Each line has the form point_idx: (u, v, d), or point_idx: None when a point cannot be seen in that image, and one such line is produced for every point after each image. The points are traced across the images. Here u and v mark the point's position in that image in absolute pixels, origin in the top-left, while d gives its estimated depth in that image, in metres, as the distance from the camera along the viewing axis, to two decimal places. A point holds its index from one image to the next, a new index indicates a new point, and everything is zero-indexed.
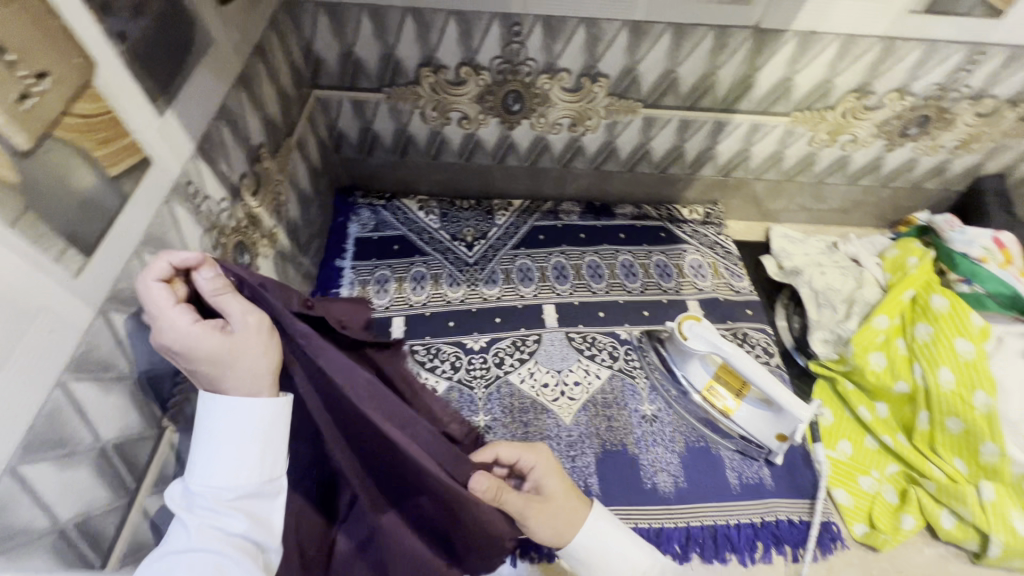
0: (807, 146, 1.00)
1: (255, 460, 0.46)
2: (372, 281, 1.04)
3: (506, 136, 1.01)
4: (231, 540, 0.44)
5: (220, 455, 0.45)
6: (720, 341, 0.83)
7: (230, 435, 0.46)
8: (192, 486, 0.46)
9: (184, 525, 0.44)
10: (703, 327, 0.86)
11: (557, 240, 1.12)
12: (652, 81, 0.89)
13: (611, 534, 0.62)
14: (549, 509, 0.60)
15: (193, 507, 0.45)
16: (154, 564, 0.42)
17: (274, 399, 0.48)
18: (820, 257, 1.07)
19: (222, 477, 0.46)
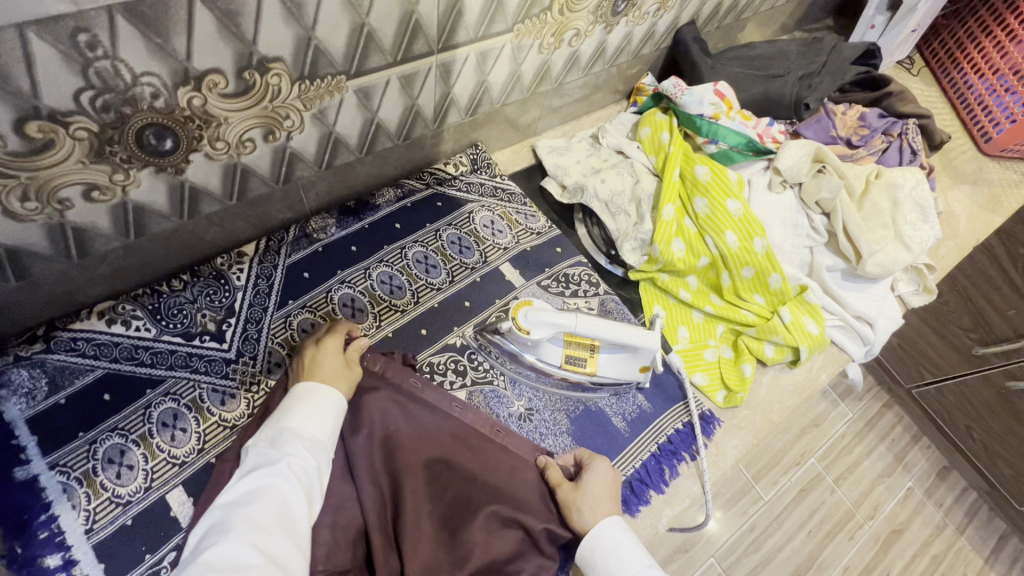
0: (539, 55, 0.89)
1: (326, 429, 0.65)
2: (99, 467, 0.68)
3: (178, 184, 0.67)
4: (300, 478, 0.60)
5: (314, 417, 0.65)
6: (560, 318, 0.77)
7: (321, 409, 0.66)
8: (296, 421, 0.64)
9: (278, 452, 0.61)
10: (537, 312, 0.77)
11: (328, 270, 0.87)
12: (343, 44, 0.64)
13: (618, 549, 0.67)
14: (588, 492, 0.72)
15: (285, 443, 0.62)
16: (255, 480, 0.58)
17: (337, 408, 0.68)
18: (591, 161, 1.04)
19: (310, 428, 0.64)
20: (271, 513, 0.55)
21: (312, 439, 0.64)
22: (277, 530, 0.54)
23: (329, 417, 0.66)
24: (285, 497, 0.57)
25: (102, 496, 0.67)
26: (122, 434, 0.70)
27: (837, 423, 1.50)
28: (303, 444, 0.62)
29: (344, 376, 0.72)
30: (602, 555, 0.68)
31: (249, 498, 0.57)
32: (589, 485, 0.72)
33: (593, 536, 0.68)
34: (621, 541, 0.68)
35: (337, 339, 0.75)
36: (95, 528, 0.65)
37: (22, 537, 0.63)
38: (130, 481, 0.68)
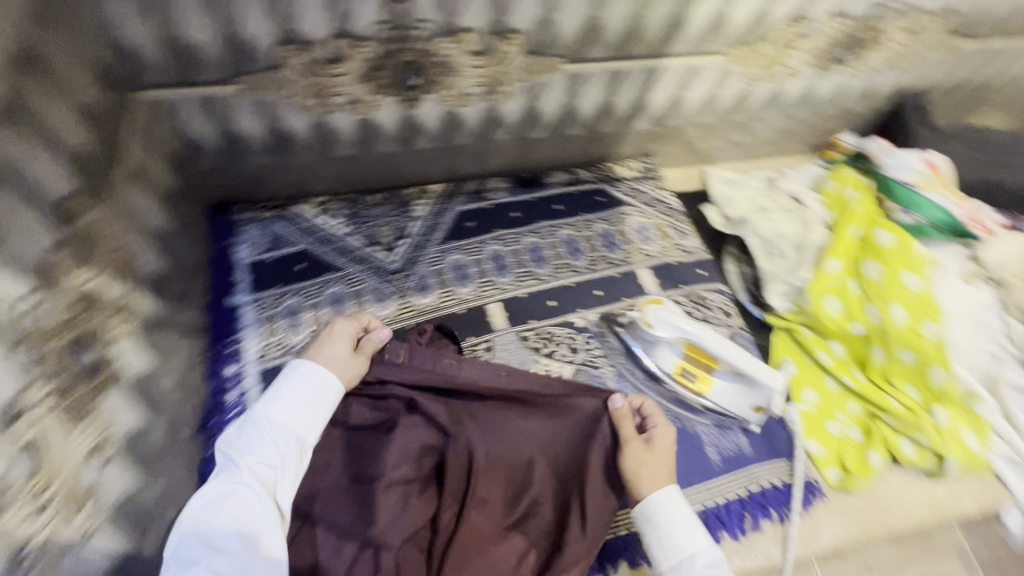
0: (742, 84, 0.92)
1: (307, 424, 0.64)
2: (280, 316, 0.85)
3: (409, 116, 0.83)
4: (263, 480, 0.60)
5: (300, 407, 0.64)
6: (687, 324, 0.78)
7: (298, 398, 0.65)
8: (270, 414, 0.64)
9: (252, 447, 0.61)
10: (666, 313, 0.79)
11: (488, 226, 0.98)
12: (574, 31, 0.74)
13: (679, 521, 0.64)
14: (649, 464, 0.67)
15: (255, 440, 0.61)
16: (221, 484, 0.59)
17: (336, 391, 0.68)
18: (761, 199, 1.03)
19: (292, 421, 0.64)
20: (236, 516, 0.57)
21: (287, 435, 0.63)
22: (235, 535, 0.56)
23: (304, 408, 0.65)
24: (247, 498, 0.58)
25: (275, 337, 0.84)
26: (302, 298, 0.87)
27: None
28: (278, 440, 0.62)
29: (347, 360, 0.70)
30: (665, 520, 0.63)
31: (213, 499, 0.58)
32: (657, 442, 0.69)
33: (653, 503, 0.64)
34: (686, 517, 0.64)
35: (347, 324, 0.73)
36: (265, 358, 0.82)
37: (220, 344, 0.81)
38: (297, 335, 0.84)
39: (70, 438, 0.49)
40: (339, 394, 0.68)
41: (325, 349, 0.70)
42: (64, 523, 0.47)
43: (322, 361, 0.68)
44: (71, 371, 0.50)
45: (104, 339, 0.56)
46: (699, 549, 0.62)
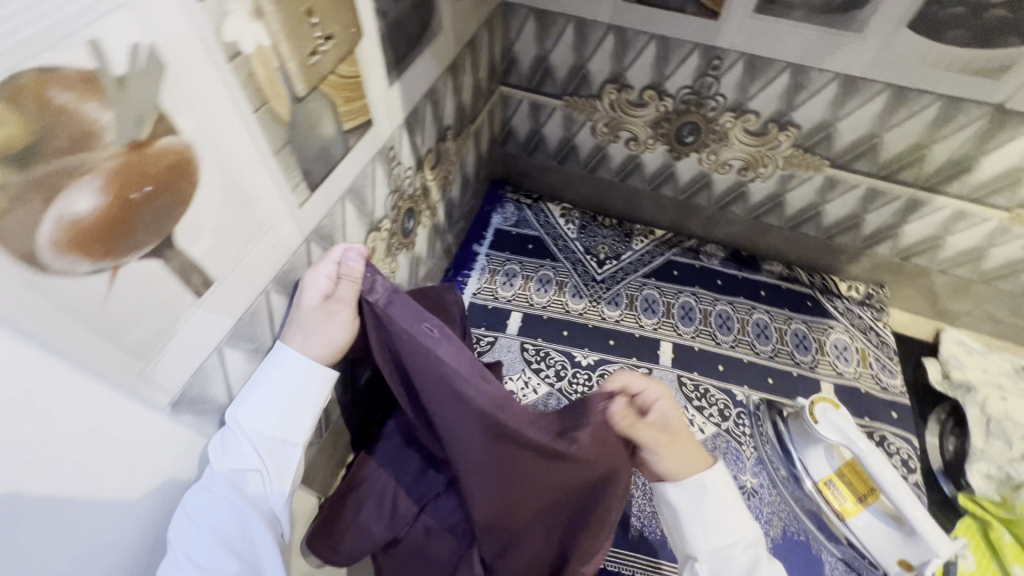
0: (1021, 250, 0.86)
1: (280, 419, 0.52)
2: (501, 273, 1.08)
3: (669, 165, 1.00)
4: (271, 462, 0.52)
5: (281, 394, 0.52)
6: (857, 437, 0.74)
7: (280, 377, 0.52)
8: (244, 402, 0.51)
9: (230, 435, 0.50)
10: (839, 416, 0.77)
11: (690, 280, 1.08)
12: (850, 140, 0.82)
13: (729, 500, 0.60)
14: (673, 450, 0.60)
15: (239, 428, 0.50)
16: (185, 510, 0.46)
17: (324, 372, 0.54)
18: (1003, 378, 0.91)
19: (257, 421, 0.51)
20: (207, 526, 0.46)
21: (287, 418, 0.53)
22: (215, 542, 0.46)
23: (305, 386, 0.53)
24: (254, 479, 0.50)
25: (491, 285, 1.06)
26: (521, 267, 1.09)
27: None
28: (260, 430, 0.51)
29: (340, 324, 0.53)
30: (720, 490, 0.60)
31: (176, 530, 0.45)
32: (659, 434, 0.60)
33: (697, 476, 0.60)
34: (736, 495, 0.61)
35: (316, 274, 0.53)
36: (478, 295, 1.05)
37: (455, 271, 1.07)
38: (506, 291, 1.06)
39: (381, 262, 0.74)
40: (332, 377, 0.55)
41: (307, 313, 0.53)
42: None
43: (302, 346, 0.53)
44: (399, 224, 0.76)
45: (417, 218, 0.82)
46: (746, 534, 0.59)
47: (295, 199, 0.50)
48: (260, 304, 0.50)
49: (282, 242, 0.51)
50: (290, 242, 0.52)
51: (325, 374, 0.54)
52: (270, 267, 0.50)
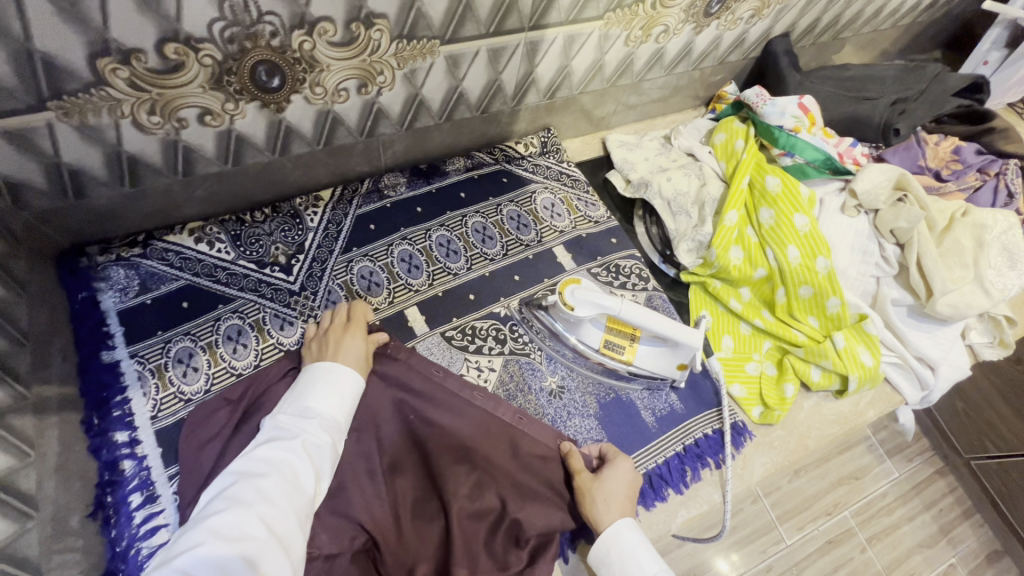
0: (625, 47, 0.90)
1: (343, 411, 0.67)
2: (170, 364, 0.76)
3: (277, 121, 0.74)
4: (315, 454, 0.61)
5: (334, 398, 0.67)
6: (606, 300, 0.77)
7: (321, 392, 0.67)
8: (309, 405, 0.65)
9: (291, 432, 0.62)
10: (583, 291, 0.78)
11: (391, 225, 0.92)
12: (444, 11, 0.69)
13: (635, 544, 0.68)
14: (600, 487, 0.73)
15: (301, 421, 0.63)
16: (257, 463, 0.57)
17: (354, 385, 0.70)
18: (659, 159, 1.04)
19: (327, 405, 0.66)
20: (256, 496, 0.54)
21: (333, 421, 0.66)
22: (253, 515, 0.52)
23: (340, 399, 0.68)
24: (292, 463, 0.59)
25: (169, 390, 0.74)
26: (192, 338, 0.78)
27: (881, 479, 1.42)
28: (304, 436, 0.62)
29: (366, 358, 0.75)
30: (612, 555, 0.67)
31: (228, 495, 0.54)
32: (609, 478, 0.73)
33: (606, 537, 0.68)
34: (643, 549, 0.68)
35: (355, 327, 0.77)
36: (159, 416, 0.73)
37: (101, 409, 0.70)
38: (194, 382, 0.76)
39: None
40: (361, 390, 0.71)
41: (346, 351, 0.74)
42: None
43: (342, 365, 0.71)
44: None
45: None
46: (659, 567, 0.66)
47: None
48: None
49: None
50: None
51: (355, 386, 0.70)
52: None
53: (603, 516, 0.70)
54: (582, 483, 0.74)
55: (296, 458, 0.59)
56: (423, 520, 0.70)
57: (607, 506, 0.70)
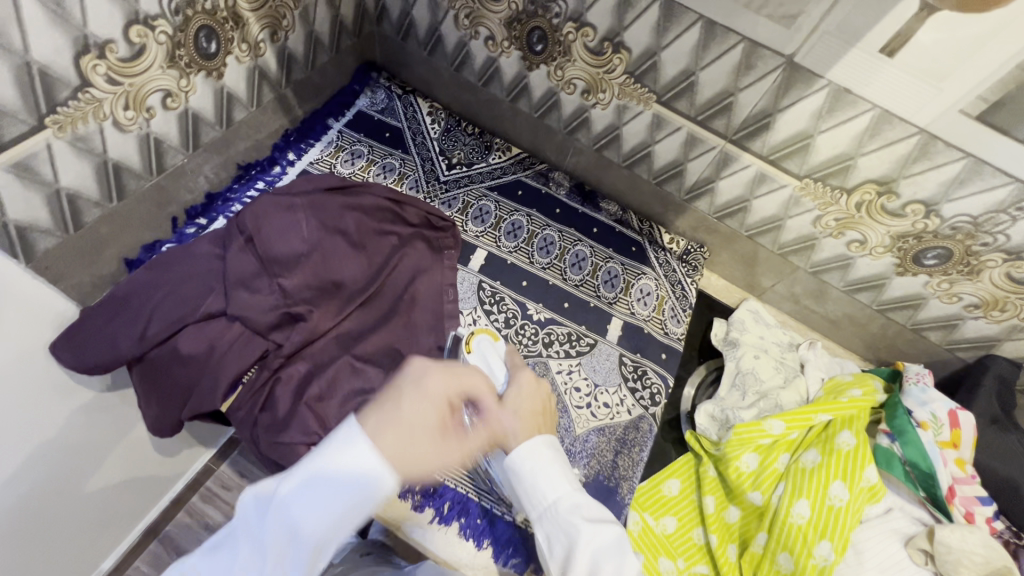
0: (810, 225, 0.89)
1: (336, 521, 0.49)
2: (346, 151, 1.07)
3: (524, 75, 0.98)
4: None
5: (326, 505, 0.48)
6: (496, 361, 0.78)
7: (319, 491, 0.48)
8: (287, 510, 0.48)
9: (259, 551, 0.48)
10: (490, 347, 0.80)
11: (530, 202, 1.09)
12: (671, 76, 0.83)
13: (548, 466, 0.65)
14: (505, 413, 0.68)
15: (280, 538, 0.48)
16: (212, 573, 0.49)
17: (371, 485, 0.50)
18: (771, 345, 0.96)
19: (315, 516, 0.48)
20: None
21: (327, 522, 0.49)
22: None
23: (339, 504, 0.49)
24: None
25: (332, 161, 1.05)
26: (369, 150, 1.09)
27: None
28: (276, 558, 0.48)
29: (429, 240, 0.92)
30: (524, 472, 0.65)
31: None
32: (512, 395, 0.69)
33: (517, 453, 0.65)
34: (547, 460, 0.65)
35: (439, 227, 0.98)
36: (314, 165, 1.04)
37: (298, 136, 1.04)
38: (345, 169, 1.05)
39: (159, 68, 0.71)
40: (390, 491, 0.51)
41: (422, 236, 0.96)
42: (119, 108, 0.69)
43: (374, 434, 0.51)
44: (190, 40, 0.73)
45: (224, 44, 0.78)
46: (563, 494, 0.64)
47: None
48: None
49: None
50: None
51: (370, 488, 0.49)
52: None
53: (509, 439, 0.67)
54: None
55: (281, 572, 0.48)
56: (333, 345, 0.83)
57: (512, 420, 0.66)
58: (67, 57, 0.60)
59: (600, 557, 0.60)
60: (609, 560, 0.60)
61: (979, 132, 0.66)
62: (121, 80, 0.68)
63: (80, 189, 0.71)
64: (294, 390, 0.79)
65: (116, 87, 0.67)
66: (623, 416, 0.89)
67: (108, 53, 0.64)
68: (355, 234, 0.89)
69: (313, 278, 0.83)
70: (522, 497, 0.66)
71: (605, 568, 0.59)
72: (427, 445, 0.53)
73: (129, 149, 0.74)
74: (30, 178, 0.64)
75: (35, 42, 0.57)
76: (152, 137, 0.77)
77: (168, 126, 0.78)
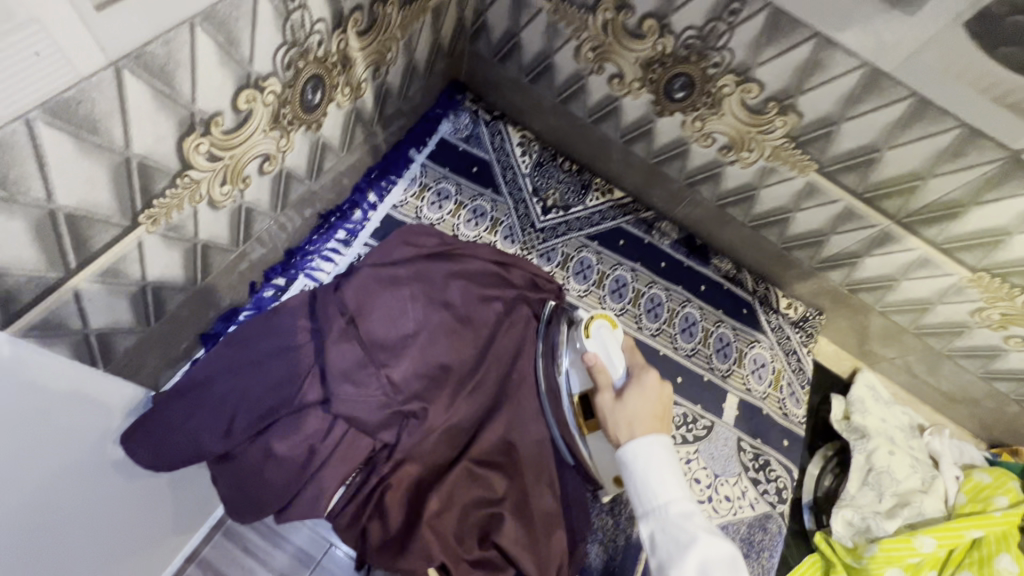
0: (967, 314, 0.81)
1: None
2: (432, 190, 0.94)
3: (650, 119, 0.85)
4: None
5: None
6: (616, 354, 0.66)
7: None
8: None
9: None
10: (610, 335, 0.68)
11: (634, 254, 0.98)
12: (847, 148, 0.71)
13: (665, 463, 0.57)
14: (623, 416, 0.59)
15: None
16: None
17: None
18: (897, 432, 0.89)
19: None
20: None
21: None
22: None
23: None
24: None
25: (418, 203, 0.92)
26: (456, 190, 0.95)
27: None
28: None
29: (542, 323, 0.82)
30: (634, 463, 0.57)
31: None
32: (633, 397, 0.61)
33: (633, 452, 0.57)
34: (665, 456, 0.57)
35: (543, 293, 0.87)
36: (398, 209, 0.91)
37: (380, 173, 0.91)
38: (432, 214, 0.92)
39: (262, 132, 0.58)
40: None
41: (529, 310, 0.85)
42: (216, 185, 0.56)
43: None
44: (296, 94, 0.59)
45: (329, 91, 0.64)
46: (676, 494, 0.55)
47: (90, 4, 0.34)
48: (10, 143, 0.35)
49: (60, 61, 0.35)
50: (84, 64, 0.36)
51: None
52: (21, 92, 0.34)
53: (626, 439, 0.58)
54: (600, 403, 0.62)
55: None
56: (444, 443, 0.73)
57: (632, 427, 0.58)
58: (170, 142, 0.47)
59: (713, 571, 0.52)
60: (724, 573, 0.51)
61: None
62: (222, 155, 0.54)
63: (166, 279, 0.59)
64: (404, 498, 0.69)
65: (216, 163, 0.54)
66: (746, 512, 0.82)
67: (213, 127, 0.51)
68: (462, 307, 0.78)
69: (421, 368, 0.72)
70: (626, 490, 0.58)
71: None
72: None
73: (220, 225, 0.61)
74: (117, 283, 0.52)
75: (138, 134, 0.44)
76: (245, 207, 0.64)
77: (261, 192, 0.65)
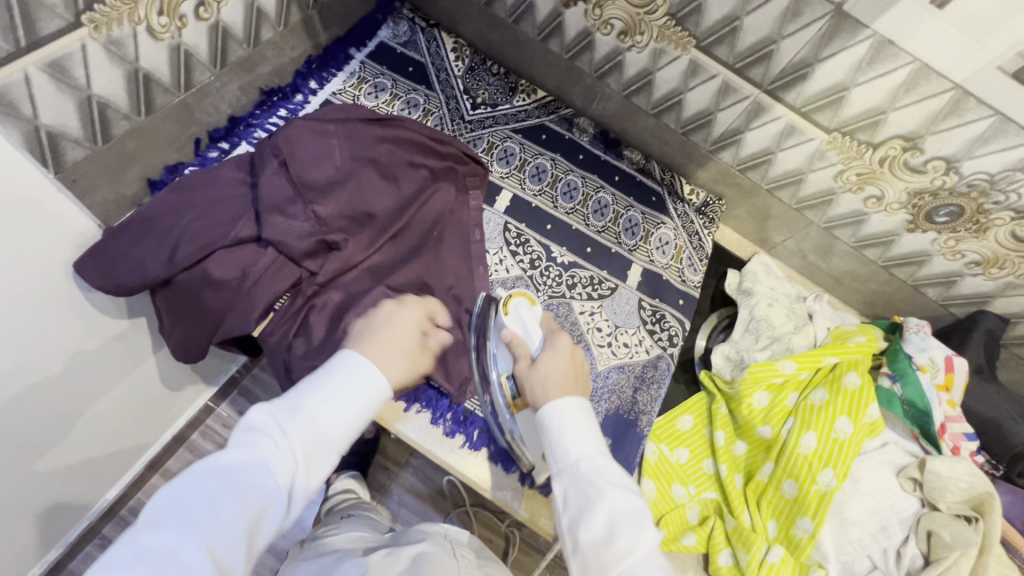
0: (832, 180, 0.92)
1: (337, 424, 0.53)
2: (369, 83, 1.04)
3: (559, 12, 0.96)
4: (286, 457, 0.49)
5: (338, 406, 0.53)
6: (533, 329, 0.75)
7: (333, 399, 0.54)
8: (298, 405, 0.52)
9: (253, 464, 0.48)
10: (527, 310, 0.77)
11: (554, 146, 1.08)
12: (714, 20, 0.82)
13: (578, 425, 0.59)
14: (538, 378, 0.66)
15: (283, 427, 0.50)
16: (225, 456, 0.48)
17: (361, 391, 0.55)
18: (781, 295, 1.01)
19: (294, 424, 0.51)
20: (239, 493, 0.45)
21: (297, 430, 0.51)
22: (226, 514, 0.44)
23: (349, 413, 0.54)
24: (270, 480, 0.47)
25: (355, 93, 1.02)
26: (392, 84, 1.05)
27: None
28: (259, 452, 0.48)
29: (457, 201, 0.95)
30: (551, 425, 0.60)
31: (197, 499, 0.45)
32: (545, 360, 0.68)
33: (545, 411, 0.62)
34: (578, 417, 0.60)
35: (466, 164, 0.97)
36: (336, 96, 1.01)
37: (321, 64, 1.01)
38: (369, 102, 1.02)
39: None
40: (374, 400, 0.56)
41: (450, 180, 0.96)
42: (154, 13, 0.66)
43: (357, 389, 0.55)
44: None
45: None
46: (586, 454, 0.57)
47: None
48: None
49: None
50: None
51: (361, 391, 0.55)
52: None
53: (541, 400, 0.64)
54: (518, 370, 0.70)
55: (198, 568, 0.41)
56: (366, 275, 0.84)
57: (545, 388, 0.65)
58: None
59: (620, 526, 0.53)
60: (630, 533, 0.52)
61: (1008, 86, 0.69)
62: None
63: (110, 97, 0.68)
64: (328, 318, 0.81)
65: None
66: (642, 356, 0.93)
67: None
68: (387, 165, 0.88)
69: (344, 210, 0.82)
70: (545, 454, 0.61)
71: (619, 539, 0.52)
72: (402, 354, 0.61)
73: (160, 59, 0.71)
74: (63, 81, 0.61)
75: None
76: (183, 49, 0.73)
77: (199, 39, 0.74)
